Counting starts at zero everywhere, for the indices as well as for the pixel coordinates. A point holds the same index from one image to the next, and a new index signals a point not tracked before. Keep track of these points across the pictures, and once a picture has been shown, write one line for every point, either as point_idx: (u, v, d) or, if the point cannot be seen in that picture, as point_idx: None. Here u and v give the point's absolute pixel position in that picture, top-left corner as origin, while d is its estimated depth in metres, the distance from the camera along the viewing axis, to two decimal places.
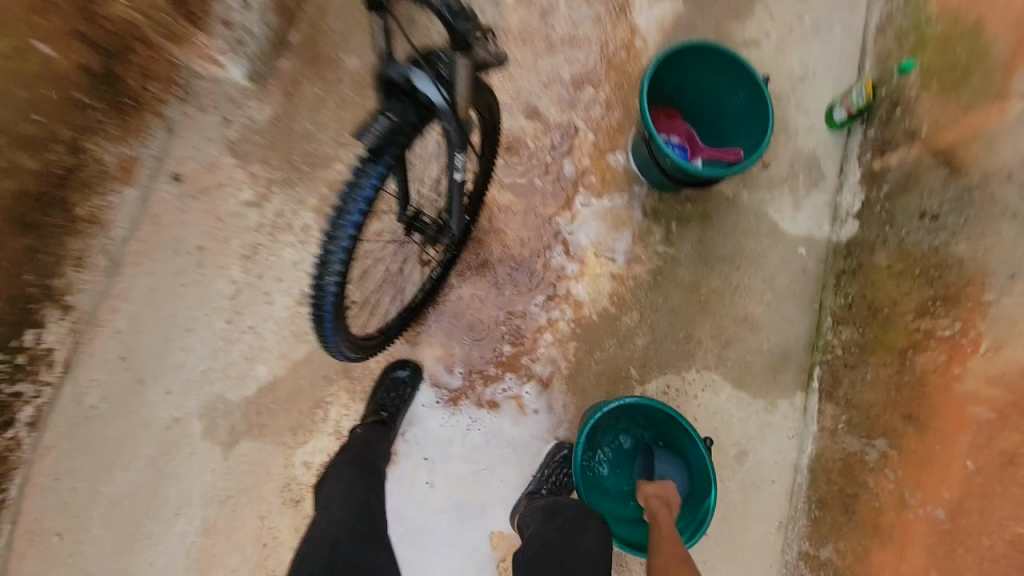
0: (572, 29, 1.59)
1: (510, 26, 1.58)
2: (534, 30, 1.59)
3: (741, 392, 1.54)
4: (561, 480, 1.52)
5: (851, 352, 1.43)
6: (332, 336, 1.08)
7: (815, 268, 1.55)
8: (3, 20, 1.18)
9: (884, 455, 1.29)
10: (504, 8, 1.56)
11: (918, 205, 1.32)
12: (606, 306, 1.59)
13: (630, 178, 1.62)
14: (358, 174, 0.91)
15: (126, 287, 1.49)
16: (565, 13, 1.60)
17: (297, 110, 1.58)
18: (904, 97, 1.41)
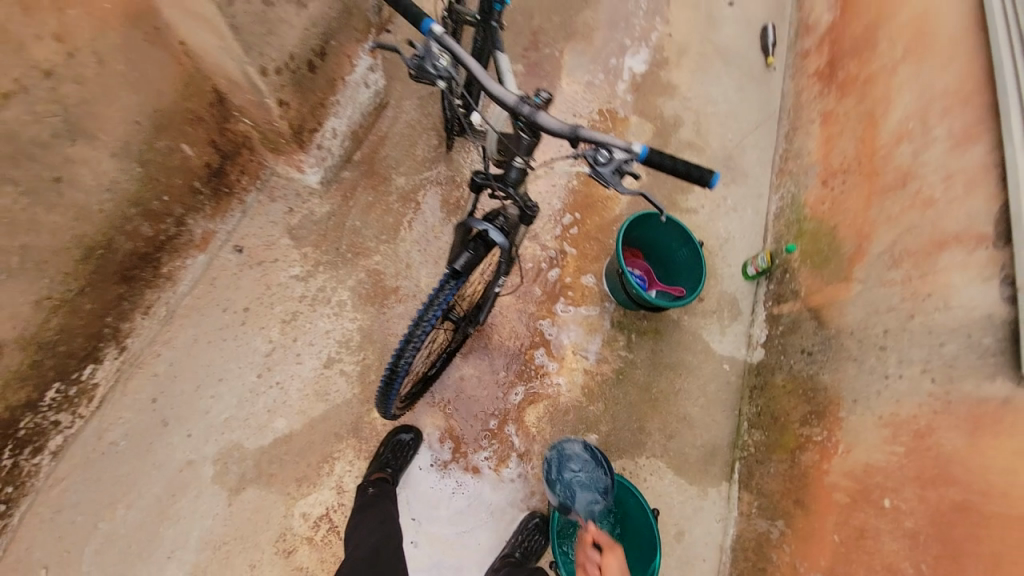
0: (566, 184, 2.19)
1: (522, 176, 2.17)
2: (538, 181, 2.18)
3: (680, 477, 1.90)
4: (531, 546, 1.75)
5: (760, 450, 1.82)
6: (392, 400, 1.41)
7: (736, 382, 2.03)
8: (169, 123, 1.34)
9: (782, 532, 1.63)
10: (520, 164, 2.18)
11: (799, 344, 1.83)
12: (578, 395, 1.97)
13: (603, 296, 2.10)
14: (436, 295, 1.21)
15: (173, 335, 1.70)
16: (562, 172, 2.20)
17: (352, 210, 1.99)
18: (790, 267, 2.01)
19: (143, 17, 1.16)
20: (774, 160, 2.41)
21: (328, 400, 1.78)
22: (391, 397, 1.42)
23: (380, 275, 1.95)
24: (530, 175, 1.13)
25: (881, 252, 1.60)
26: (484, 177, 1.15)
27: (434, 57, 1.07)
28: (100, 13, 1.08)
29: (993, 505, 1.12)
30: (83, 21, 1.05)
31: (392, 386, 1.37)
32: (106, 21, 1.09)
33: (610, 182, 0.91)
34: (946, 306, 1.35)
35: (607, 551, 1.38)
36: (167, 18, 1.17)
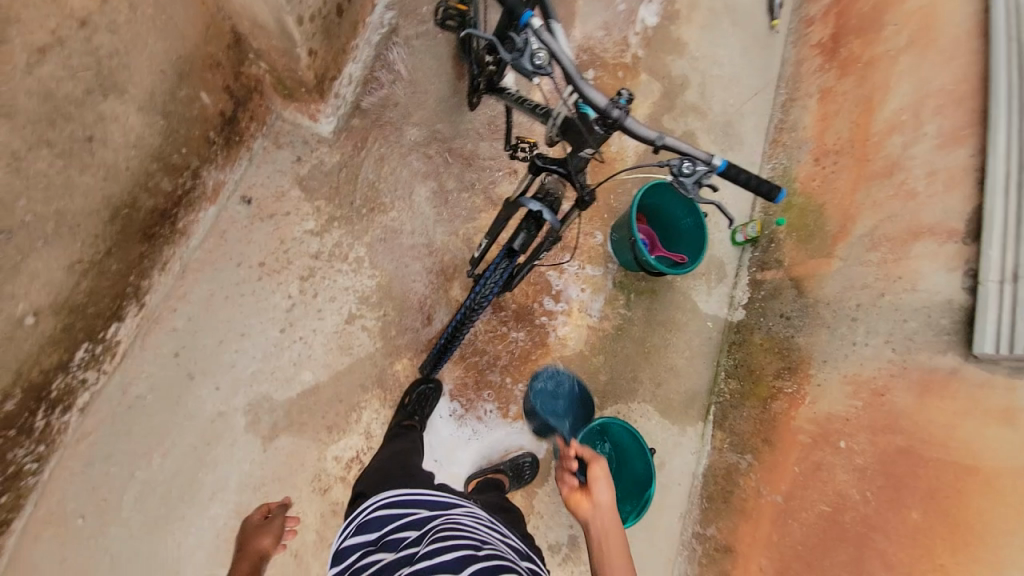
0: None
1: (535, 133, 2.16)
2: None
3: (665, 419, 2.19)
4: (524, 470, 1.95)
5: (734, 396, 2.12)
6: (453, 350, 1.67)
7: (717, 337, 2.28)
8: (191, 73, 1.25)
9: (750, 463, 1.95)
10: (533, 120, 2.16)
11: (779, 308, 2.07)
12: (582, 348, 2.15)
13: (606, 257, 2.23)
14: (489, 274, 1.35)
15: (187, 289, 1.67)
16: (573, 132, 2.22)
17: (364, 161, 1.92)
18: (775, 238, 2.20)
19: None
20: (769, 129, 2.52)
21: (351, 353, 1.84)
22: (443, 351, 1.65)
23: (395, 231, 1.94)
24: (591, 163, 1.18)
25: (862, 234, 1.81)
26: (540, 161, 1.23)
27: (531, 53, 1.02)
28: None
29: (932, 450, 1.44)
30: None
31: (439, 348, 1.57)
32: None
33: (689, 193, 1.01)
34: (913, 288, 1.59)
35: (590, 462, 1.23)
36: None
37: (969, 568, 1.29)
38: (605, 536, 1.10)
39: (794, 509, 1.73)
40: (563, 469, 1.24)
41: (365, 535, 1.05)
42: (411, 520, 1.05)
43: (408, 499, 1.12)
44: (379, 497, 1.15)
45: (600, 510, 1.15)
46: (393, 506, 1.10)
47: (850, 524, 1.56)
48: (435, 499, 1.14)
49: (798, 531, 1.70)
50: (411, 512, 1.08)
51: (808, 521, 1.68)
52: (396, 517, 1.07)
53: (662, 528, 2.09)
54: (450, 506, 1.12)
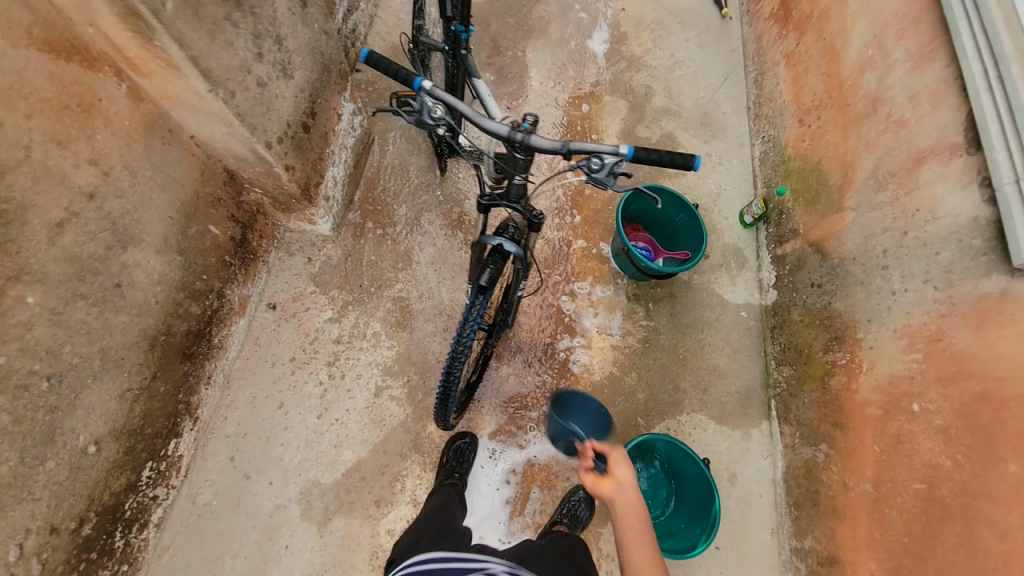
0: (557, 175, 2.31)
1: None
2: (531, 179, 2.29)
3: (723, 426, 2.01)
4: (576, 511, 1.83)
5: (792, 384, 1.93)
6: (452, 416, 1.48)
7: (756, 326, 2.13)
8: (196, 212, 1.49)
9: (828, 455, 1.73)
10: None
11: (808, 278, 1.92)
12: (611, 369, 2.08)
13: (614, 274, 2.21)
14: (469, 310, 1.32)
15: (234, 397, 1.86)
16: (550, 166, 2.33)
17: (365, 246, 2.12)
18: (784, 208, 2.10)
19: (156, 124, 1.35)
20: (749, 107, 2.49)
21: (385, 424, 1.91)
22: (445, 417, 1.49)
23: (405, 301, 2.07)
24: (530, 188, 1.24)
25: (866, 177, 1.69)
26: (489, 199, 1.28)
27: (430, 109, 1.12)
28: (123, 130, 1.26)
29: (1010, 387, 1.22)
30: (110, 141, 1.23)
31: (447, 402, 1.44)
32: (129, 136, 1.28)
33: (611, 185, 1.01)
34: (935, 217, 1.45)
35: (616, 457, 1.18)
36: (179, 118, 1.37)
37: None
38: (626, 518, 1.09)
39: (889, 496, 1.49)
40: (583, 458, 1.20)
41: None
42: None
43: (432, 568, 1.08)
44: (418, 561, 1.13)
45: (624, 489, 1.13)
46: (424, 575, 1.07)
47: (951, 499, 1.33)
48: (467, 563, 1.09)
49: (899, 520, 1.45)
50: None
51: (907, 507, 1.43)
52: None
53: (753, 550, 1.86)
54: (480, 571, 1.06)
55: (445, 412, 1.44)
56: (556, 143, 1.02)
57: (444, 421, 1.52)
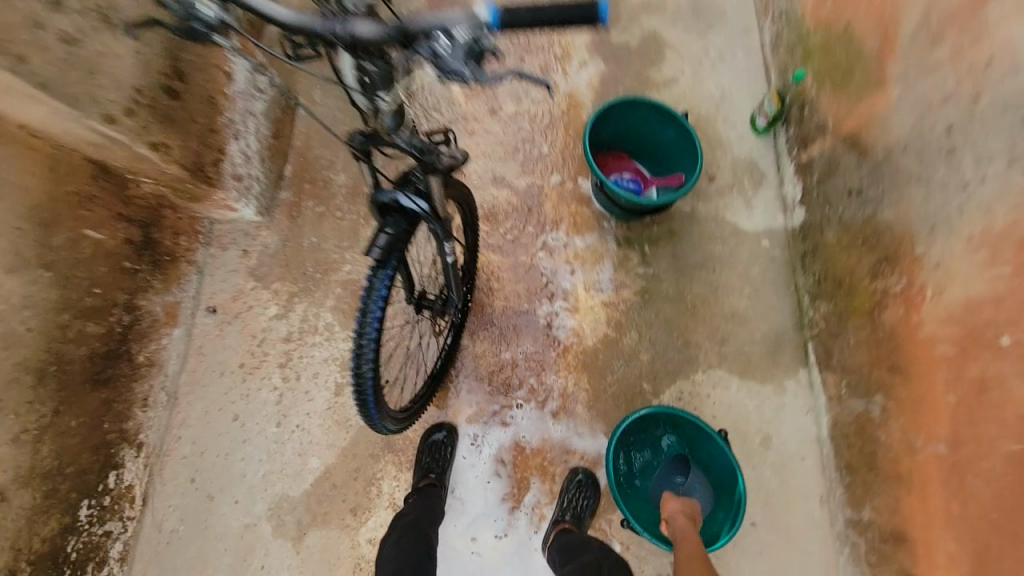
0: (517, 107, 1.91)
1: (465, 118, 1.90)
2: (487, 117, 1.91)
3: (749, 382, 1.65)
4: (582, 503, 1.58)
5: (832, 323, 1.53)
6: (378, 416, 1.17)
7: (782, 255, 1.72)
8: (58, 218, 1.24)
9: (885, 409, 1.34)
10: (458, 105, 1.90)
11: (844, 185, 1.47)
12: (606, 332, 1.74)
13: (599, 217, 1.83)
14: (369, 284, 0.99)
15: (184, 414, 1.68)
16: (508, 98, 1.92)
17: (303, 228, 1.84)
18: (807, 99, 1.63)
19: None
20: None
21: (351, 425, 1.70)
22: (375, 415, 1.18)
23: (356, 284, 1.80)
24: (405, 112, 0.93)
25: (913, 30, 1.20)
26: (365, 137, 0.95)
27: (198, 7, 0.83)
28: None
29: None
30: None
31: (368, 403, 1.12)
32: None
33: (472, 73, 0.78)
34: (1016, 66, 0.97)
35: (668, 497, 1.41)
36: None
37: None
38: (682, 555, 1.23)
39: (970, 460, 1.12)
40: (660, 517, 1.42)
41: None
42: None
43: None
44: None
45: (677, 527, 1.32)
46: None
47: None
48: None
49: (985, 490, 1.09)
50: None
51: (996, 475, 1.06)
52: None
53: (797, 524, 1.54)
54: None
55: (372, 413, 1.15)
56: (382, 26, 0.77)
57: (371, 423, 1.20)
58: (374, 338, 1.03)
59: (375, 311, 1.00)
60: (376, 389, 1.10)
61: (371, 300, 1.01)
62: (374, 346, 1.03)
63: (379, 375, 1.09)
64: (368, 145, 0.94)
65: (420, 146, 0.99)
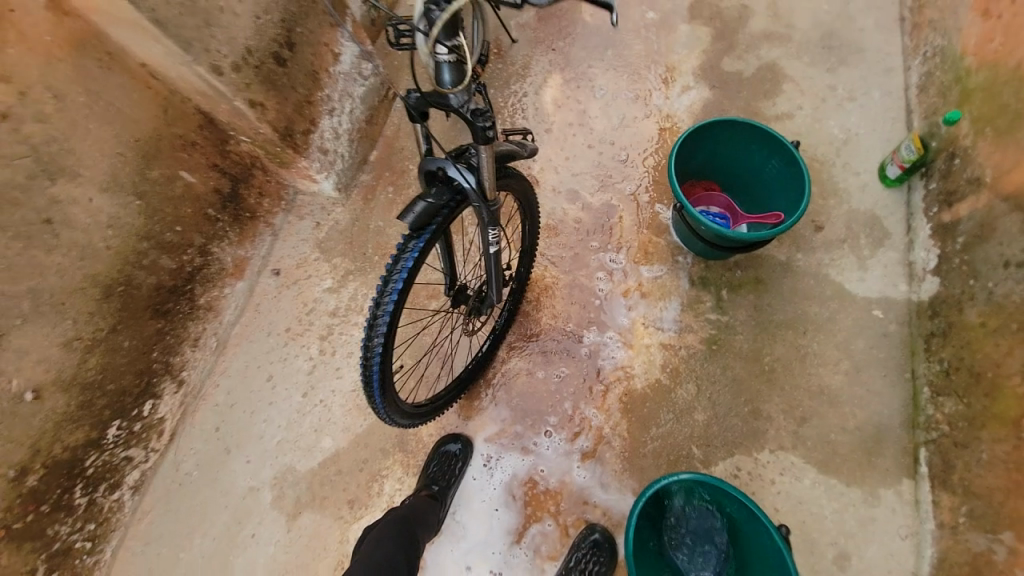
0: (607, 125, 1.83)
1: (549, 129, 1.85)
2: (572, 130, 1.84)
3: (829, 477, 1.32)
4: (592, 570, 1.35)
5: (960, 428, 1.22)
6: (382, 403, 1.08)
7: (897, 332, 1.40)
8: (161, 155, 1.35)
9: (1015, 553, 1.06)
10: (545, 115, 1.86)
11: (999, 255, 1.22)
12: (659, 377, 1.52)
13: (673, 250, 1.65)
14: (399, 249, 0.93)
15: (228, 363, 1.74)
16: (599, 115, 1.85)
17: (373, 212, 1.88)
18: (960, 147, 1.39)
19: (90, 44, 1.11)
20: (904, 19, 1.73)
21: (371, 413, 1.64)
22: (380, 400, 1.09)
23: None
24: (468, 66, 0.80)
25: None
26: (420, 94, 0.86)
27: None
28: (42, 48, 1.03)
29: None
30: (25, 56, 1.01)
31: (373, 385, 1.03)
32: (51, 54, 1.06)
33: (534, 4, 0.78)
34: None
35: None
36: (116, 39, 1.14)
37: None
38: None
39: None
40: None
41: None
42: None
43: None
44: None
45: None
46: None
47: None
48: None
49: None
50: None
51: None
52: None
53: None
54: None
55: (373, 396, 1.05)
56: None
57: (373, 410, 1.10)
58: (390, 313, 0.95)
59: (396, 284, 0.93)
60: (383, 369, 1.01)
61: (394, 272, 0.94)
62: (388, 318, 0.94)
63: (389, 355, 1.00)
64: (422, 101, 0.86)
65: (473, 109, 0.85)
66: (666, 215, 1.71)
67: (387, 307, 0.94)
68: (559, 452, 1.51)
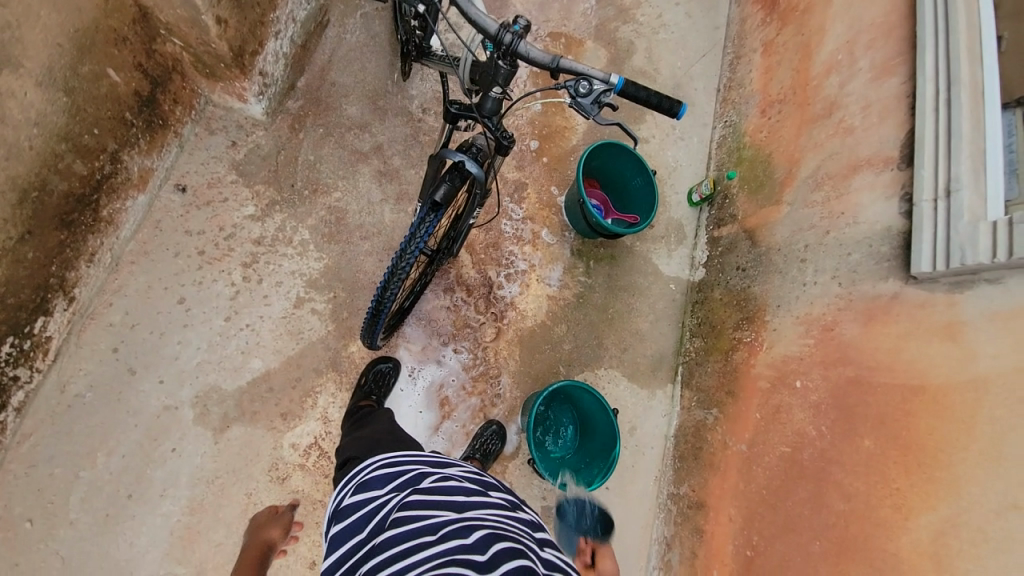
0: (525, 112, 2.20)
1: None
2: None
3: (634, 383, 2.16)
4: (488, 449, 1.89)
5: (699, 354, 2.10)
6: (381, 325, 1.49)
7: (680, 299, 2.27)
8: (91, 48, 1.32)
9: (716, 417, 1.92)
10: None
11: (735, 261, 2.07)
12: (543, 318, 2.11)
13: (563, 226, 2.20)
14: (421, 223, 1.25)
15: (123, 283, 1.62)
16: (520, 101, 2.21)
17: (302, 143, 1.85)
18: (729, 194, 2.21)
19: None
20: (719, 88, 2.50)
21: (303, 337, 1.79)
22: (379, 321, 1.49)
23: (341, 212, 1.87)
24: (506, 105, 1.17)
25: (808, 175, 1.81)
26: (457, 107, 1.22)
27: None
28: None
29: (880, 377, 1.40)
30: None
31: (380, 313, 1.44)
32: None
33: (593, 113, 1.06)
34: (855, 221, 1.59)
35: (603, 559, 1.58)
36: None
37: (923, 488, 1.25)
38: None
39: (758, 455, 1.69)
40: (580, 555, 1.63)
41: (374, 492, 1.04)
42: (406, 478, 1.04)
43: (406, 460, 1.11)
44: (379, 458, 1.14)
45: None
46: (396, 466, 1.09)
47: (808, 462, 1.52)
48: (430, 459, 1.13)
49: (761, 475, 1.66)
50: (406, 470, 1.07)
51: (771, 464, 1.64)
52: (397, 476, 1.05)
53: (636, 491, 2.06)
54: (446, 465, 1.12)
55: (378, 313, 1.45)
56: (542, 54, 1.05)
57: (373, 325, 1.49)
58: (410, 262, 1.31)
59: (417, 247, 1.28)
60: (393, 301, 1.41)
61: (416, 237, 1.29)
62: (407, 268, 1.31)
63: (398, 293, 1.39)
64: (460, 113, 1.21)
65: (500, 130, 1.20)
66: (559, 198, 2.21)
67: (409, 259, 1.31)
68: (462, 366, 1.99)
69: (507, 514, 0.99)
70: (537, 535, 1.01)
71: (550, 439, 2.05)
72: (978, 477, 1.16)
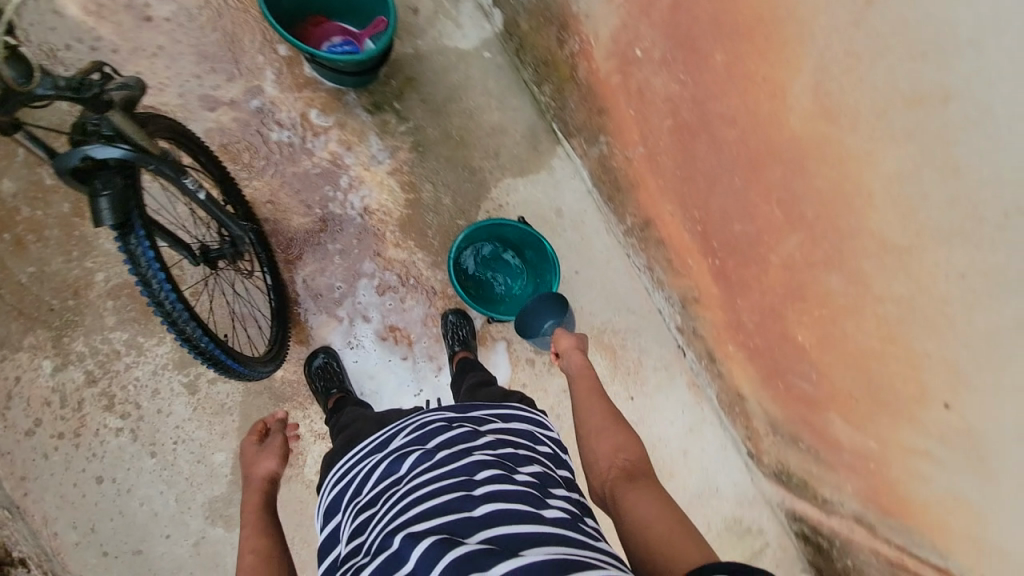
0: (182, 25, 1.72)
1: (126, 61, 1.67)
2: (144, 49, 1.69)
3: (530, 175, 1.93)
4: (461, 335, 1.79)
5: (555, 99, 1.86)
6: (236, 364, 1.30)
7: (504, 59, 1.93)
8: None
9: (608, 142, 1.74)
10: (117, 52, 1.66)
11: None
12: (405, 196, 1.84)
13: (338, 94, 1.81)
14: (130, 251, 1.02)
15: (42, 513, 1.49)
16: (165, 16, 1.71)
17: (8, 266, 1.53)
18: None
19: None
20: None
21: (230, 407, 1.64)
22: (234, 362, 1.29)
23: (126, 285, 1.59)
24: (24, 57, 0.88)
25: None
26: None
27: None
28: None
29: None
30: None
31: (219, 356, 1.23)
32: None
33: None
34: None
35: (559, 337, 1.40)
36: None
37: (782, 59, 1.13)
38: (579, 387, 1.26)
39: (658, 144, 1.57)
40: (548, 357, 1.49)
41: (335, 519, 1.00)
42: (355, 484, 1.01)
43: (351, 463, 1.06)
44: (332, 475, 1.10)
45: (570, 361, 1.34)
46: (344, 477, 1.05)
47: (690, 117, 1.42)
48: (374, 443, 1.06)
49: (668, 161, 1.56)
50: (355, 475, 1.03)
51: (670, 142, 1.52)
52: (347, 487, 1.02)
53: (600, 254, 1.95)
54: (390, 441, 1.03)
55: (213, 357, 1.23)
56: None
57: (240, 372, 1.33)
58: (178, 302, 1.09)
59: (158, 274, 1.04)
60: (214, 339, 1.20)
61: (145, 268, 1.03)
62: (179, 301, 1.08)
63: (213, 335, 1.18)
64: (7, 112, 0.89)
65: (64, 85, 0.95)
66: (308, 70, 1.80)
67: (170, 295, 1.07)
68: (380, 297, 1.80)
69: (442, 477, 0.88)
70: (490, 470, 0.89)
71: (502, 252, 1.91)
72: (822, 14, 1.03)
